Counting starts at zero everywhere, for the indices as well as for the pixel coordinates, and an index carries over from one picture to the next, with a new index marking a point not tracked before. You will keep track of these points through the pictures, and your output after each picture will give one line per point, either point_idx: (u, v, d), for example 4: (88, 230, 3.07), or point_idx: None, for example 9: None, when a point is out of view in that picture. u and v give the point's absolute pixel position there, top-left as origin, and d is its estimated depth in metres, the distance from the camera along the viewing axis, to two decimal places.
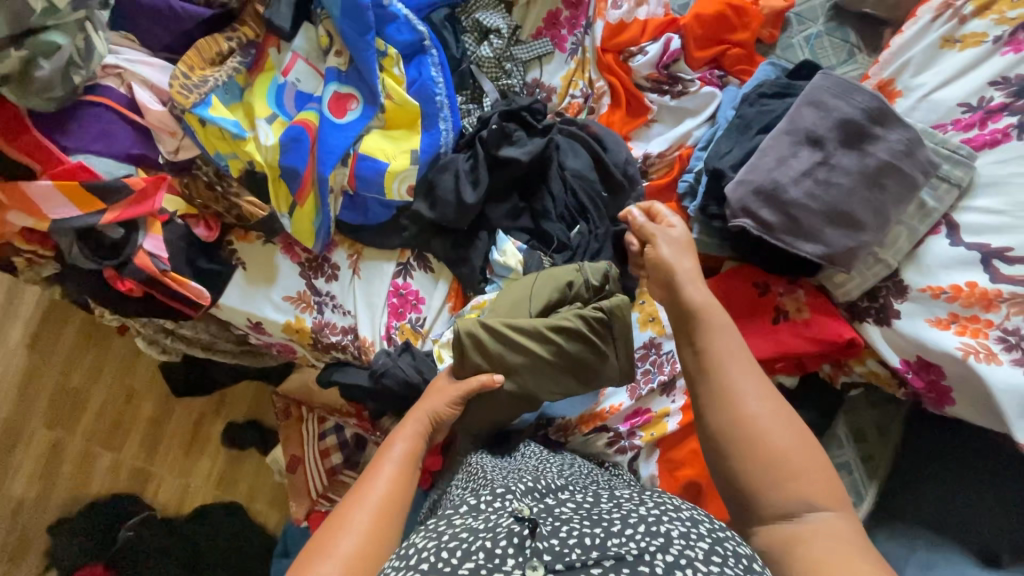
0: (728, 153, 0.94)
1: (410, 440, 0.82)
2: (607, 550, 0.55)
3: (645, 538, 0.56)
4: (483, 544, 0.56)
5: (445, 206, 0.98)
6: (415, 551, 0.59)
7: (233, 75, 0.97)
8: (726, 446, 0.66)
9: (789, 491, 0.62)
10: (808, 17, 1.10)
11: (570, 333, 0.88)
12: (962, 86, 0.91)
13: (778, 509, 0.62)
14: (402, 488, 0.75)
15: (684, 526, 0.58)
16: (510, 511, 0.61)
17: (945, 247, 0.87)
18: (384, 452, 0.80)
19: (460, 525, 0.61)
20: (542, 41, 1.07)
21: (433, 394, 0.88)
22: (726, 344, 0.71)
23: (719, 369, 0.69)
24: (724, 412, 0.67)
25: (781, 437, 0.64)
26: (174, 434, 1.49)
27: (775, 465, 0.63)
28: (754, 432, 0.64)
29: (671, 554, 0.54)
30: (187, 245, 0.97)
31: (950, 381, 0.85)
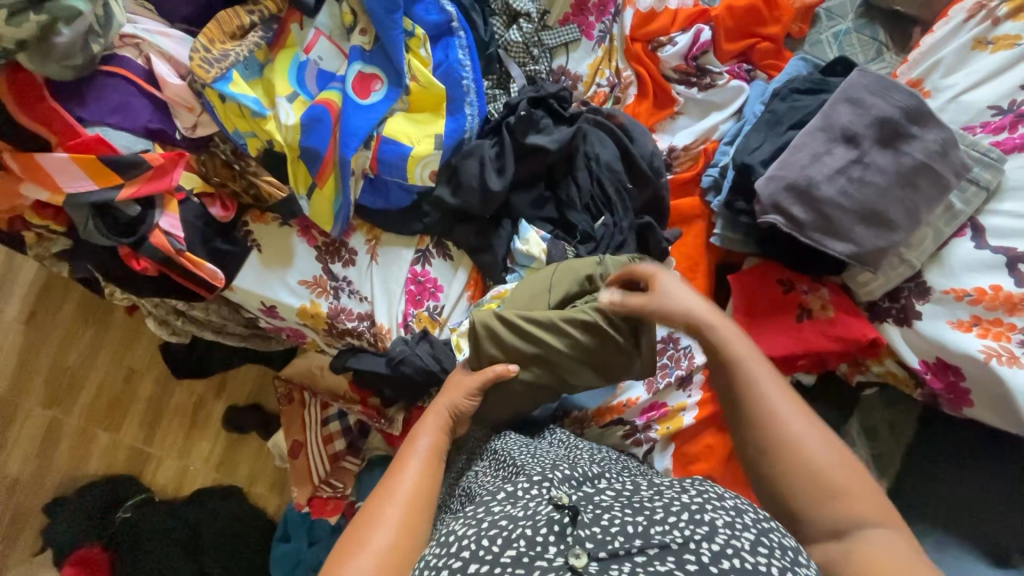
0: (759, 148, 0.93)
1: (434, 435, 0.80)
2: (651, 538, 0.55)
3: (689, 527, 0.55)
4: (523, 531, 0.55)
5: (470, 192, 0.96)
6: (455, 539, 0.58)
7: (253, 51, 0.94)
8: (766, 463, 0.69)
9: (838, 507, 0.65)
10: (838, 13, 1.09)
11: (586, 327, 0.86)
12: (994, 89, 0.91)
13: (827, 526, 0.65)
14: (430, 482, 0.74)
15: (728, 515, 0.58)
16: (549, 498, 0.60)
17: (971, 250, 0.87)
18: (410, 446, 0.78)
19: (499, 512, 0.59)
20: (569, 27, 1.04)
21: (450, 389, 0.86)
22: (756, 371, 0.73)
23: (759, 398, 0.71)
24: (763, 440, 0.70)
25: (818, 448, 0.68)
26: (175, 415, 1.47)
27: (818, 480, 0.66)
28: (798, 455, 0.68)
29: (717, 543, 0.54)
30: (204, 224, 0.95)
31: (969, 383, 0.86)
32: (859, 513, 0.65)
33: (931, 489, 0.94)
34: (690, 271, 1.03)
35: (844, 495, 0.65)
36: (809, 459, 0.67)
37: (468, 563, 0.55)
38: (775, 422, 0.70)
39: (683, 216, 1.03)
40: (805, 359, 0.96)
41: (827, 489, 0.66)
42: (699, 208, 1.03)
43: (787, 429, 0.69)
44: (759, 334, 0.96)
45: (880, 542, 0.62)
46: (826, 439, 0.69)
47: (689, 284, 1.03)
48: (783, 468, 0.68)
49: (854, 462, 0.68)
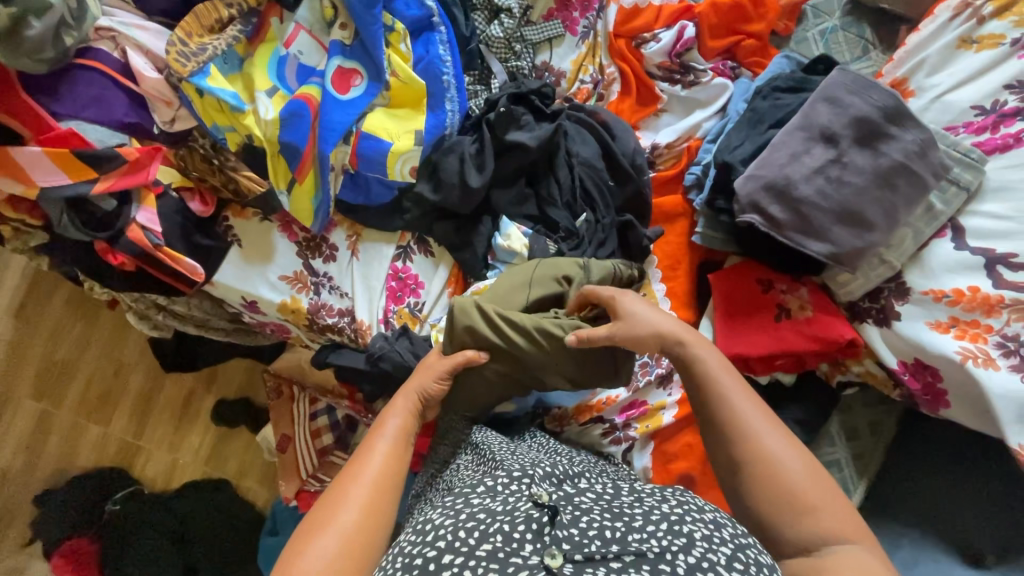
0: (739, 147, 0.93)
1: (403, 417, 0.80)
2: (627, 545, 0.55)
3: (667, 537, 0.56)
4: (501, 526, 0.56)
5: (449, 188, 0.96)
6: (431, 527, 0.59)
7: (232, 45, 0.93)
8: (741, 480, 0.70)
9: (809, 524, 0.65)
10: (825, 11, 1.08)
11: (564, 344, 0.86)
12: (977, 88, 0.90)
13: (798, 542, 0.65)
14: (397, 461, 0.75)
15: (707, 528, 0.58)
16: (529, 495, 0.61)
17: (950, 251, 0.87)
18: (379, 427, 0.78)
19: (478, 506, 0.60)
20: (553, 23, 1.04)
21: (421, 372, 0.86)
22: (730, 390, 0.73)
23: (731, 412, 0.72)
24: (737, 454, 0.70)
25: (789, 465, 0.68)
26: (164, 409, 1.47)
27: (790, 497, 0.66)
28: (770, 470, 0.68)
29: (693, 556, 0.54)
30: (183, 219, 0.95)
31: (946, 384, 0.85)
32: (830, 530, 0.64)
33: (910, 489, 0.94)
34: (671, 269, 1.03)
35: (815, 513, 0.65)
36: (782, 476, 0.67)
37: (443, 553, 0.55)
38: (749, 440, 0.70)
39: (665, 214, 1.03)
40: (783, 358, 0.96)
41: (797, 506, 0.66)
42: (682, 207, 1.03)
43: (761, 448, 0.69)
44: (738, 332, 0.96)
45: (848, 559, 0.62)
46: (800, 457, 0.69)
47: (671, 283, 1.02)
48: (757, 486, 0.68)
49: (828, 479, 0.68)
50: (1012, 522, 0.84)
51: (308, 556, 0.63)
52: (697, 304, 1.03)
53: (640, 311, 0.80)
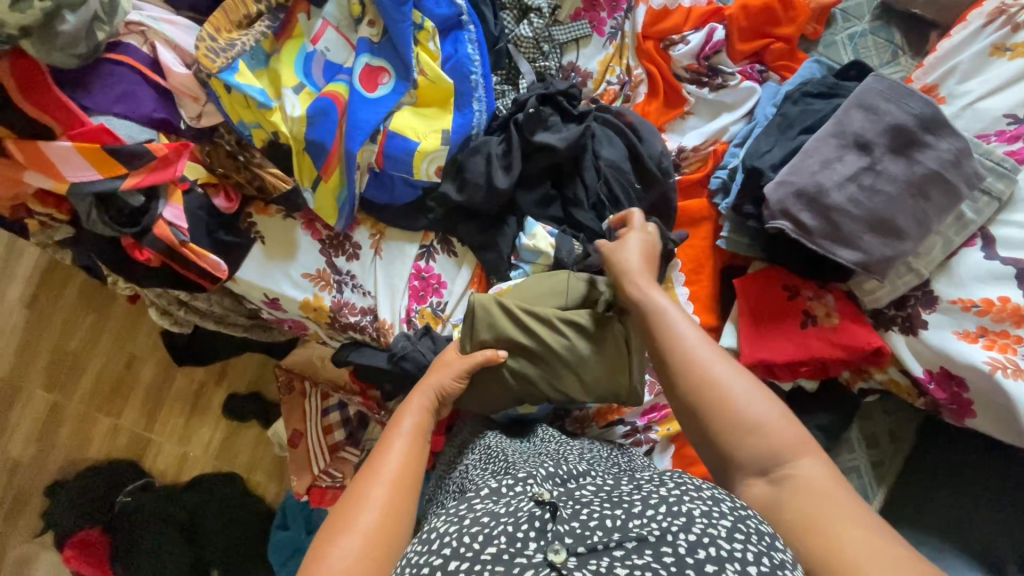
0: (769, 152, 0.92)
1: (418, 416, 0.78)
2: (628, 532, 0.54)
3: (666, 518, 0.55)
4: (505, 528, 0.55)
5: (475, 189, 0.95)
6: (437, 536, 0.58)
7: (260, 40, 0.93)
8: (689, 406, 0.68)
9: (756, 445, 0.64)
10: (854, 14, 1.07)
11: (587, 335, 0.88)
12: (1010, 97, 0.89)
13: (757, 465, 0.64)
14: (415, 457, 0.72)
15: (705, 504, 0.57)
16: (531, 494, 0.61)
17: (980, 260, 0.86)
18: (392, 428, 0.75)
19: (481, 509, 0.59)
20: (580, 23, 1.03)
21: (439, 367, 0.85)
22: (674, 317, 0.73)
23: (675, 342, 0.71)
24: (684, 380, 0.68)
25: (736, 388, 0.66)
26: (175, 402, 1.47)
27: (732, 417, 0.65)
28: (716, 392, 0.66)
29: (693, 533, 0.53)
30: (208, 216, 0.95)
31: (972, 395, 0.85)
32: (778, 449, 0.63)
33: (932, 498, 0.94)
34: (694, 272, 1.02)
35: (761, 431, 0.64)
36: (724, 397, 0.66)
37: (449, 560, 0.54)
38: (692, 367, 0.68)
39: (689, 218, 1.02)
40: (806, 365, 0.96)
41: (744, 425, 0.65)
42: (706, 210, 1.03)
43: (703, 372, 0.68)
44: (763, 339, 0.95)
45: (804, 483, 0.61)
46: (745, 378, 0.67)
47: (693, 286, 1.02)
48: (701, 408, 0.67)
49: (774, 400, 0.67)
50: None
51: (330, 558, 0.59)
52: (719, 308, 1.03)
53: (623, 243, 0.84)
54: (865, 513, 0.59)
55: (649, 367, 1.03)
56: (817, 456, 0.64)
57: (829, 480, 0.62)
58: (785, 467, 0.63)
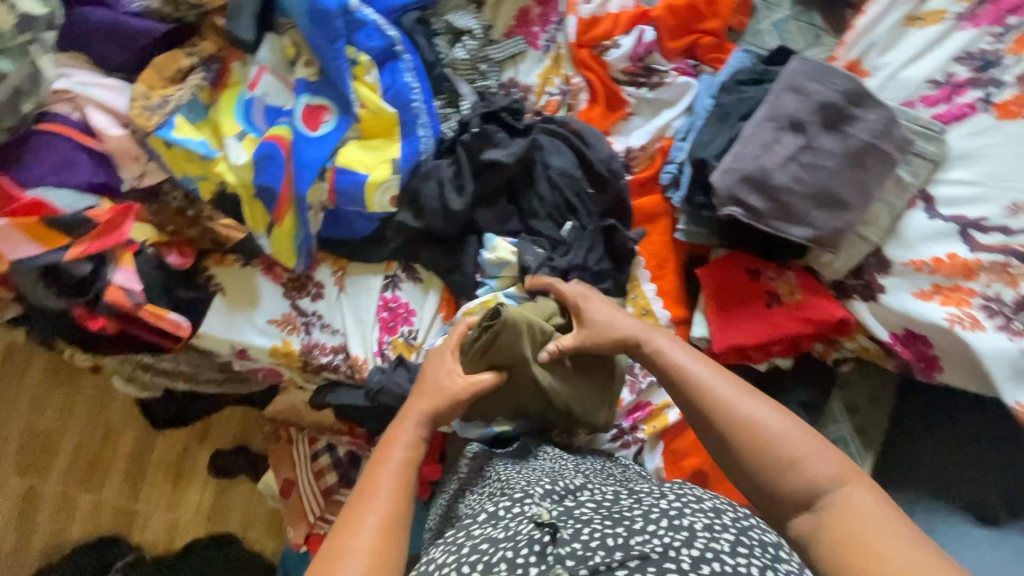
0: (712, 142, 0.95)
1: (410, 446, 0.75)
2: (631, 550, 0.53)
3: (668, 533, 0.55)
4: (505, 554, 0.55)
5: (432, 214, 0.96)
6: (435, 567, 0.58)
7: (196, 93, 0.93)
8: (724, 450, 0.70)
9: (798, 478, 0.65)
10: (775, 2, 1.12)
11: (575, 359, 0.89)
12: (927, 63, 0.93)
13: (798, 498, 0.65)
14: (404, 496, 0.69)
15: (706, 517, 0.57)
16: (530, 516, 0.59)
17: (925, 221, 0.89)
18: (382, 463, 0.73)
19: (480, 536, 0.60)
20: (514, 39, 1.06)
21: (431, 388, 0.82)
22: (690, 360, 0.75)
23: (697, 390, 0.73)
24: (716, 425, 0.70)
25: (767, 424, 0.68)
26: (159, 469, 1.42)
27: (769, 453, 0.67)
28: (750, 432, 0.68)
29: (696, 548, 0.53)
30: (163, 274, 0.94)
31: (938, 350, 0.88)
32: (817, 479, 0.65)
33: (920, 457, 0.96)
34: (658, 268, 1.04)
35: (800, 465, 0.65)
36: (758, 435, 0.68)
37: None
38: (719, 406, 0.71)
39: (646, 215, 1.04)
40: (779, 342, 0.97)
41: (781, 459, 0.66)
42: (661, 206, 1.05)
43: (732, 412, 0.70)
44: (732, 322, 0.97)
45: (849, 506, 0.62)
46: (776, 414, 0.69)
47: (659, 281, 1.03)
48: (735, 451, 0.69)
49: (807, 429, 0.69)
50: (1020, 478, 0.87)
51: None
52: (688, 300, 1.04)
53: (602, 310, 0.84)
54: (909, 530, 0.59)
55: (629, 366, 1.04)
56: (859, 480, 0.65)
57: (876, 503, 0.62)
58: (829, 496, 0.64)
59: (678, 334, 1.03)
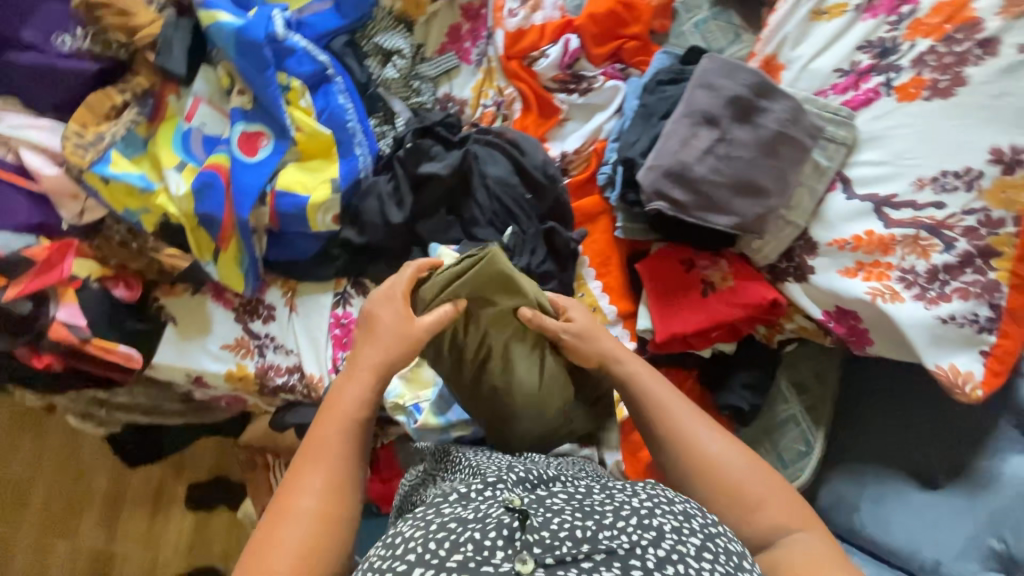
0: (637, 141, 0.98)
1: (345, 426, 0.72)
2: (599, 543, 0.53)
3: (637, 531, 0.54)
4: (472, 534, 0.53)
5: (374, 229, 0.98)
6: (401, 541, 0.56)
7: (133, 128, 0.95)
8: (690, 487, 0.71)
9: (759, 519, 0.67)
10: (694, 5, 1.16)
11: (538, 351, 0.85)
12: (834, 54, 0.98)
13: (755, 539, 0.67)
14: (337, 481, 0.68)
15: (677, 519, 0.56)
16: (502, 501, 0.58)
17: (843, 202, 0.93)
18: (314, 445, 0.70)
19: (449, 513, 0.57)
20: (447, 55, 1.09)
21: (385, 345, 0.77)
22: (664, 394, 0.77)
23: (669, 425, 0.74)
24: (685, 461, 0.72)
25: (733, 464, 0.70)
26: (135, 507, 1.41)
27: (732, 494, 0.69)
28: (717, 470, 0.70)
29: (663, 548, 0.53)
30: (109, 308, 0.95)
31: (867, 324, 0.90)
32: (775, 523, 0.67)
33: (866, 428, 0.99)
34: (603, 265, 1.07)
35: (762, 507, 0.68)
36: (724, 476, 0.70)
37: (413, 566, 0.52)
38: (688, 445, 0.72)
39: (586, 215, 1.08)
40: (718, 327, 1.00)
41: (744, 501, 0.68)
42: (600, 205, 1.08)
43: (702, 451, 0.72)
44: (672, 312, 1.00)
45: (801, 550, 0.64)
46: (742, 456, 0.71)
47: (605, 278, 1.07)
48: (700, 489, 0.70)
49: (771, 472, 0.71)
50: (959, 441, 0.89)
51: None
52: (634, 294, 1.08)
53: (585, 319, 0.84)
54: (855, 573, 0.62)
55: None
56: (813, 526, 0.67)
57: (827, 548, 0.65)
58: (784, 539, 0.66)
59: (625, 328, 1.06)
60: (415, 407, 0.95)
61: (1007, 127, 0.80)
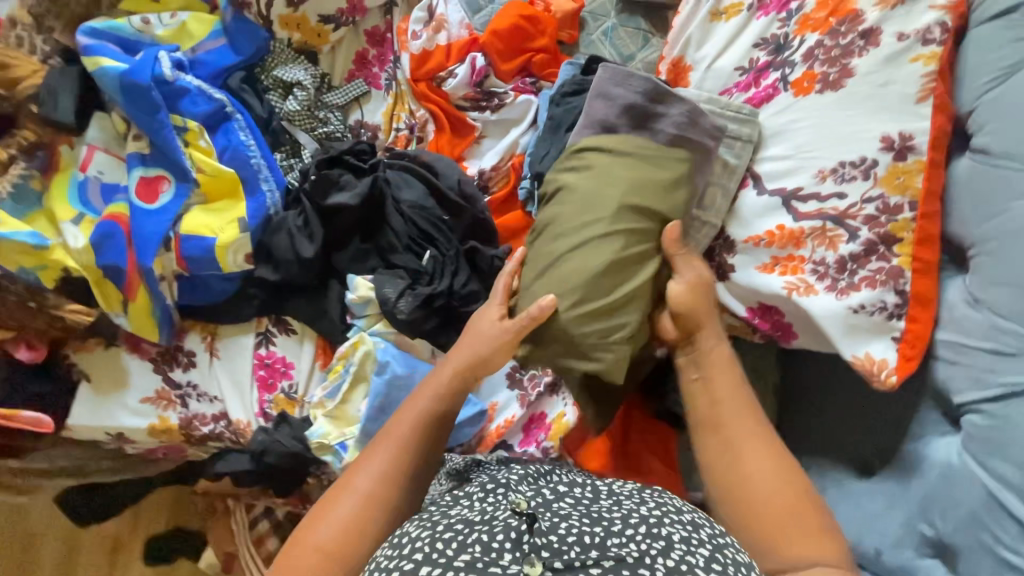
0: (546, 155, 1.00)
1: (414, 425, 0.78)
2: (607, 551, 0.53)
3: (645, 541, 0.55)
4: (479, 536, 0.54)
5: (287, 265, 0.96)
6: (408, 541, 0.56)
7: (23, 183, 0.91)
8: (738, 491, 0.73)
9: (805, 544, 0.68)
10: (601, 13, 1.17)
11: (624, 259, 0.85)
12: (734, 53, 0.99)
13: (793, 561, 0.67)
14: (395, 474, 0.74)
15: (684, 529, 0.58)
16: (509, 504, 0.59)
17: (755, 198, 0.93)
18: (385, 435, 0.77)
19: (456, 517, 0.58)
20: (355, 82, 1.08)
21: (471, 339, 0.86)
22: (737, 400, 0.80)
23: (730, 429, 0.77)
24: (746, 464, 0.74)
25: (794, 484, 0.72)
26: (91, 567, 1.35)
27: (785, 510, 0.70)
28: (774, 483, 0.72)
29: (672, 558, 0.54)
30: (12, 372, 0.92)
31: (789, 318, 0.90)
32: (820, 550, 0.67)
33: (804, 421, 0.98)
34: None
35: (814, 532, 0.68)
36: (781, 493, 0.71)
37: (419, 565, 0.53)
38: (746, 451, 0.75)
39: (509, 231, 1.06)
40: None
41: (796, 521, 0.69)
42: (522, 219, 1.06)
43: (761, 463, 0.73)
44: None
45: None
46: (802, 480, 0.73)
47: None
48: (751, 499, 0.71)
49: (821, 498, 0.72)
50: (891, 427, 0.86)
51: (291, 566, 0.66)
52: None
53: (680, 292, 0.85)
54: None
55: (518, 378, 1.06)
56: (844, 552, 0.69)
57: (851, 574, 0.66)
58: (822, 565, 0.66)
59: None
60: (341, 445, 0.93)
61: (894, 114, 0.82)
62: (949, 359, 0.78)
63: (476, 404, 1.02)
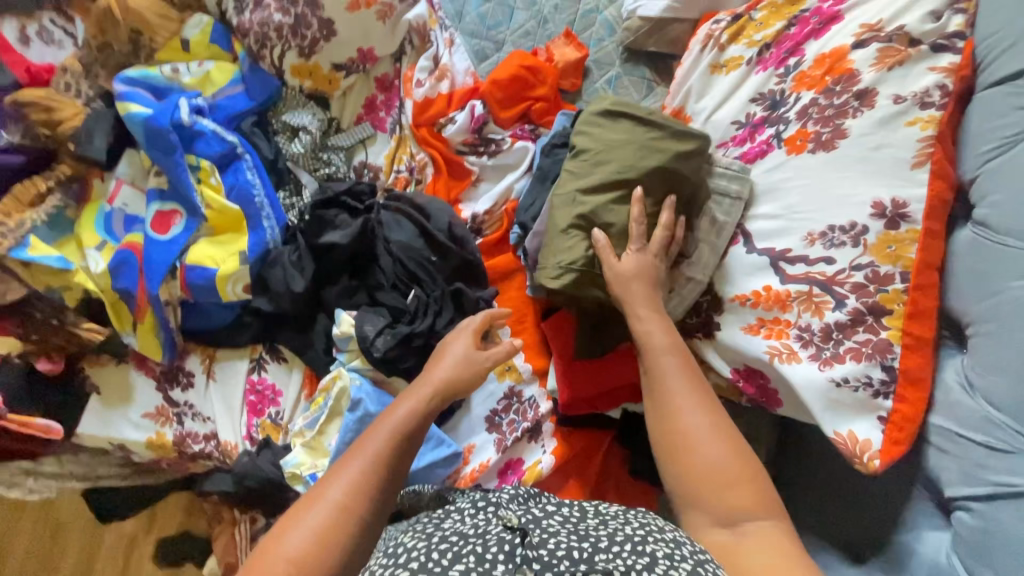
0: (533, 205, 1.02)
1: (387, 434, 0.75)
2: (595, 564, 0.55)
3: (632, 556, 0.56)
4: (475, 547, 0.56)
5: (279, 297, 1.01)
6: (403, 551, 0.58)
7: (57, 212, 1.01)
8: (672, 449, 0.72)
9: (732, 500, 0.66)
10: (606, 62, 1.18)
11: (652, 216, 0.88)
12: (731, 107, 0.97)
13: (720, 516, 0.66)
14: (369, 484, 0.70)
15: (668, 547, 0.58)
16: (500, 519, 0.61)
17: (744, 255, 0.89)
18: (359, 444, 0.74)
19: (450, 529, 0.60)
20: (362, 126, 1.14)
21: (440, 361, 0.88)
22: (667, 359, 0.78)
23: (663, 385, 0.76)
24: (680, 420, 0.72)
25: (732, 442, 0.70)
26: (107, 561, 1.43)
27: (713, 468, 0.68)
28: (704, 443, 0.70)
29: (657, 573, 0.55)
30: (30, 382, 1.01)
31: (775, 384, 0.84)
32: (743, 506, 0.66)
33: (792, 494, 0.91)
34: (518, 322, 1.06)
35: (737, 484, 0.67)
36: (709, 448, 0.70)
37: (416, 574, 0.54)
38: (677, 410, 0.73)
39: (500, 274, 1.07)
40: (621, 388, 0.99)
41: (719, 477, 0.68)
42: (514, 263, 1.07)
43: (692, 421, 0.72)
44: (577, 374, 0.98)
45: (764, 535, 0.64)
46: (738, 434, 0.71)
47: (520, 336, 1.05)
48: (682, 459, 0.70)
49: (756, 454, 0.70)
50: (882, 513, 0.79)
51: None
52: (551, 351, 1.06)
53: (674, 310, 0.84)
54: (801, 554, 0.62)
55: (498, 420, 1.03)
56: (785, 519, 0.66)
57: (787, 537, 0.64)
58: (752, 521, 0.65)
59: (541, 386, 1.04)
60: (312, 476, 0.95)
61: (888, 179, 0.78)
62: (941, 447, 0.73)
63: (450, 445, 0.98)
